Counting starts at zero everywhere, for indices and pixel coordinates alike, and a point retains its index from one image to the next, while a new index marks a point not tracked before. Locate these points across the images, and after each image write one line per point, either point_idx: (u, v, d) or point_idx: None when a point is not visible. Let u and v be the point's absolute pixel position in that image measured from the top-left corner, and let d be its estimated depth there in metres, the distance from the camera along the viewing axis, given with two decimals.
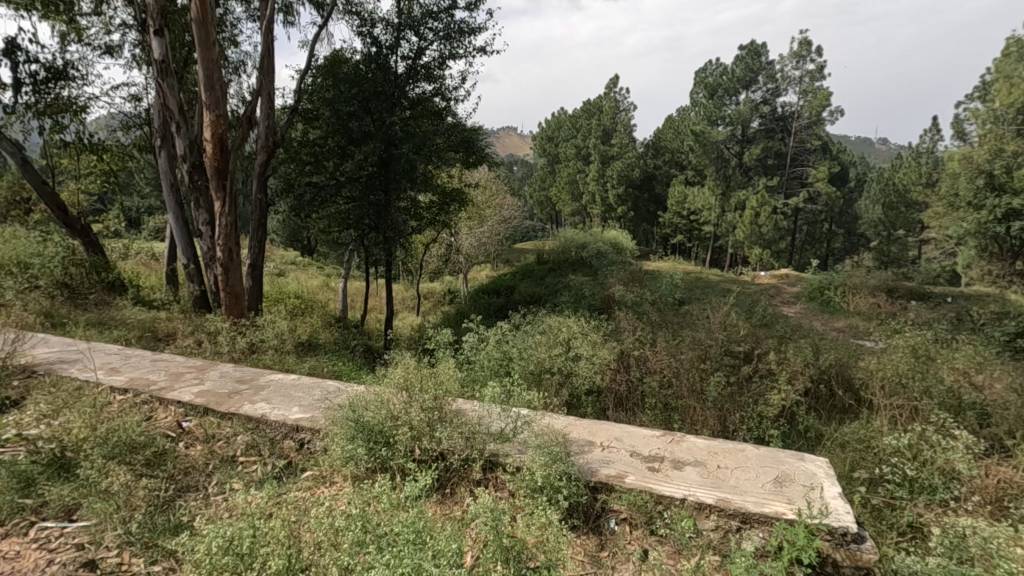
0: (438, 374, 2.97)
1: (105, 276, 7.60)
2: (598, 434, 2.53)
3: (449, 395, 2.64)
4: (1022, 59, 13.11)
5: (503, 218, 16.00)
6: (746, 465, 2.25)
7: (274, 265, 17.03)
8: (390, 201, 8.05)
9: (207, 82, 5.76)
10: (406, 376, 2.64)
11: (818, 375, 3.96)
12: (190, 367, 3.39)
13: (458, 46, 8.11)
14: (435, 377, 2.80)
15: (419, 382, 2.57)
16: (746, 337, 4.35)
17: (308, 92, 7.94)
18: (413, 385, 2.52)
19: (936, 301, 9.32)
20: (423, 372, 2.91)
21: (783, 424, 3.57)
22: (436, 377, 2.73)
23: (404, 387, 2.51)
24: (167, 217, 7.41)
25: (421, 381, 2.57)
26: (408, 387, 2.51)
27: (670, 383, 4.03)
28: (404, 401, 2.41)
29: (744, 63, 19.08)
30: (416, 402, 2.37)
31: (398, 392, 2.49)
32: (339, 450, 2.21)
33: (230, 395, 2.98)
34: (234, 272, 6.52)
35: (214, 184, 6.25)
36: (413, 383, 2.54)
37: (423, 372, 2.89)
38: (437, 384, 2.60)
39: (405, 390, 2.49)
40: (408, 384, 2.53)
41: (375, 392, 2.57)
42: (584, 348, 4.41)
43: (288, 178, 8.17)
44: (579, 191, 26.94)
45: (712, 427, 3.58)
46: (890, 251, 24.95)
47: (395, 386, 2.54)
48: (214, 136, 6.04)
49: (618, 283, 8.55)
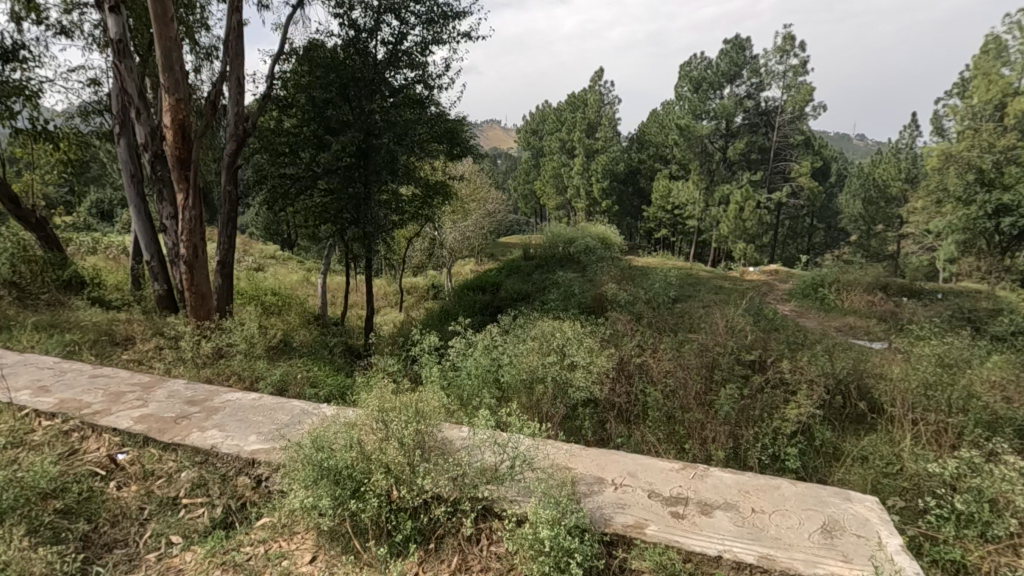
0: (421, 398, 2.60)
1: (61, 274, 7.06)
2: (607, 467, 2.16)
3: (435, 425, 2.27)
4: (1000, 56, 13.20)
5: (488, 211, 15.60)
6: (784, 508, 1.91)
7: (251, 260, 16.42)
8: (371, 195, 7.60)
9: (166, 63, 5.24)
10: (385, 400, 2.28)
11: (835, 386, 3.67)
12: (134, 385, 2.93)
13: (442, 32, 7.66)
14: (420, 402, 2.44)
15: (397, 407, 2.18)
16: (754, 344, 4.08)
17: (282, 79, 7.44)
18: (390, 410, 2.13)
19: (927, 298, 9.21)
20: (404, 394, 2.53)
21: (799, 442, 3.28)
22: (422, 403, 2.38)
23: (380, 411, 2.12)
24: (130, 211, 6.90)
25: (406, 405, 2.22)
26: (385, 410, 2.13)
27: (674, 394, 3.72)
28: (379, 434, 2.00)
29: (729, 58, 18.89)
30: (394, 436, 1.97)
31: (372, 418, 2.10)
32: (298, 498, 1.80)
33: (178, 419, 2.55)
34: (199, 271, 6.02)
35: (176, 175, 5.73)
36: (394, 408, 2.17)
37: (405, 395, 2.53)
38: (420, 410, 2.21)
39: (378, 414, 2.10)
40: (385, 408, 2.15)
41: (347, 420, 2.18)
42: (580, 356, 4.09)
43: (260, 169, 7.68)
44: (563, 186, 26.61)
45: (724, 445, 3.28)
46: (870, 245, 25.17)
47: (369, 410, 2.15)
48: (174, 122, 5.50)
49: (610, 280, 8.23)
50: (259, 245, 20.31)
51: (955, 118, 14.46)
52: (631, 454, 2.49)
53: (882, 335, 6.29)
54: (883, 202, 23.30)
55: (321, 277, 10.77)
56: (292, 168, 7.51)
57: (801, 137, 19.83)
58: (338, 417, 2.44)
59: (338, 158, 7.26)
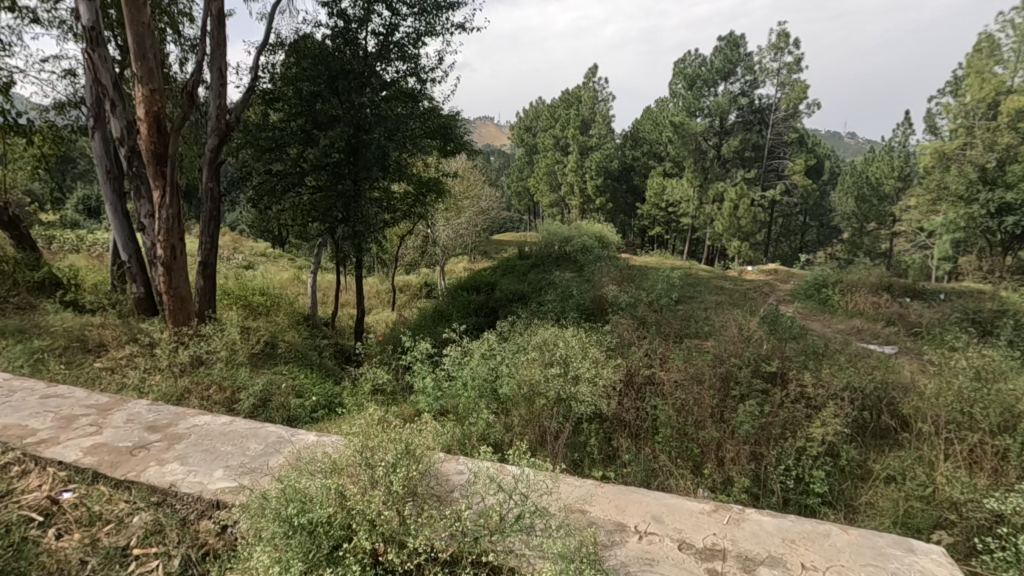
0: (410, 431, 2.34)
1: (33, 275, 6.67)
2: (628, 511, 1.92)
3: (430, 462, 2.01)
4: (993, 54, 13.09)
5: (481, 209, 15.29)
6: (842, 567, 1.67)
7: (242, 257, 16.06)
8: (361, 192, 7.23)
9: (138, 50, 4.89)
10: (377, 433, 2.03)
11: (860, 401, 3.45)
12: (90, 407, 2.62)
13: (435, 24, 7.34)
14: (412, 437, 2.18)
15: (385, 442, 1.91)
16: (772, 353, 3.86)
17: (267, 71, 7.08)
18: (376, 448, 1.84)
19: (932, 299, 9.00)
20: (399, 427, 2.26)
21: (827, 464, 3.04)
22: (415, 439, 2.13)
23: (368, 447, 1.86)
24: (107, 209, 6.57)
25: (401, 441, 1.97)
26: (375, 445, 1.87)
27: (687, 410, 3.48)
28: (364, 479, 1.71)
29: (723, 55, 18.61)
30: (380, 484, 1.68)
31: (357, 455, 1.82)
32: (260, 562, 1.48)
33: (135, 450, 2.24)
34: (178, 273, 5.67)
35: (151, 171, 5.38)
36: (385, 443, 1.91)
37: (401, 427, 2.26)
38: (413, 449, 1.94)
39: (362, 451, 1.82)
40: (371, 444, 1.87)
41: (332, 454, 1.91)
42: (584, 367, 3.83)
43: (244, 165, 7.33)
44: (557, 183, 26.28)
45: (745, 466, 3.06)
46: (863, 243, 25.06)
47: (355, 444, 1.89)
48: (149, 115, 5.14)
49: (610, 281, 7.93)
50: (250, 242, 19.90)
51: (948, 116, 14.26)
52: (650, 490, 2.23)
53: (894, 341, 6.04)
54: (877, 200, 23.15)
55: (310, 276, 10.41)
56: (278, 165, 7.17)
57: (795, 135, 19.61)
58: (319, 450, 2.16)
59: (327, 154, 6.94)
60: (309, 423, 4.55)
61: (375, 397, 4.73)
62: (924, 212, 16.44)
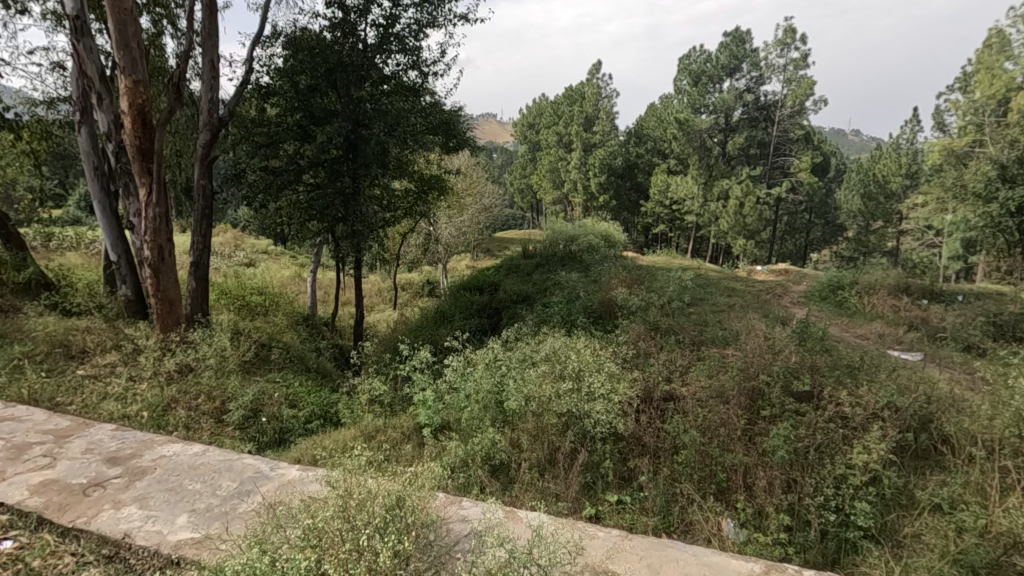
0: (408, 478, 2.09)
1: (18, 276, 6.36)
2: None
3: (432, 518, 1.77)
4: (1003, 50, 12.72)
5: (483, 206, 15.00)
6: None
7: (242, 255, 15.80)
8: (360, 190, 6.89)
9: (120, 39, 4.60)
10: (367, 483, 1.77)
11: (905, 424, 3.15)
12: (47, 433, 2.38)
13: (437, 15, 7.03)
14: (409, 488, 1.91)
15: (374, 498, 1.67)
16: (803, 368, 3.57)
17: (263, 64, 6.78)
18: (360, 510, 1.59)
19: (949, 301, 8.68)
20: (394, 479, 2.00)
21: (871, 495, 2.74)
22: (413, 490, 1.88)
23: (356, 506, 1.61)
24: (96, 208, 6.31)
25: (392, 494, 1.71)
26: (363, 503, 1.62)
27: (712, 432, 3.19)
28: (348, 547, 1.45)
29: (728, 51, 18.23)
30: (367, 555, 1.43)
31: (340, 515, 1.56)
32: None
33: (87, 490, 1.95)
34: (166, 276, 5.37)
35: (137, 168, 5.07)
36: (375, 500, 1.66)
37: (400, 479, 2.01)
38: (408, 507, 1.70)
39: (346, 511, 1.57)
40: (354, 505, 1.62)
41: (311, 507, 1.65)
42: (599, 383, 3.54)
43: (239, 162, 7.04)
44: (560, 180, 25.83)
45: (778, 497, 2.78)
46: (868, 242, 24.22)
47: (337, 500, 1.63)
48: (132, 108, 4.85)
49: (619, 283, 7.62)
50: (252, 238, 19.61)
51: (956, 113, 14.00)
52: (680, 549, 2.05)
53: (918, 348, 5.71)
54: (883, 198, 22.75)
55: (309, 275, 10.10)
56: (274, 161, 6.87)
57: (801, 131, 19.22)
58: (298, 495, 1.89)
59: (324, 150, 6.63)
60: (303, 436, 4.28)
61: (373, 410, 4.44)
62: (933, 210, 16.09)
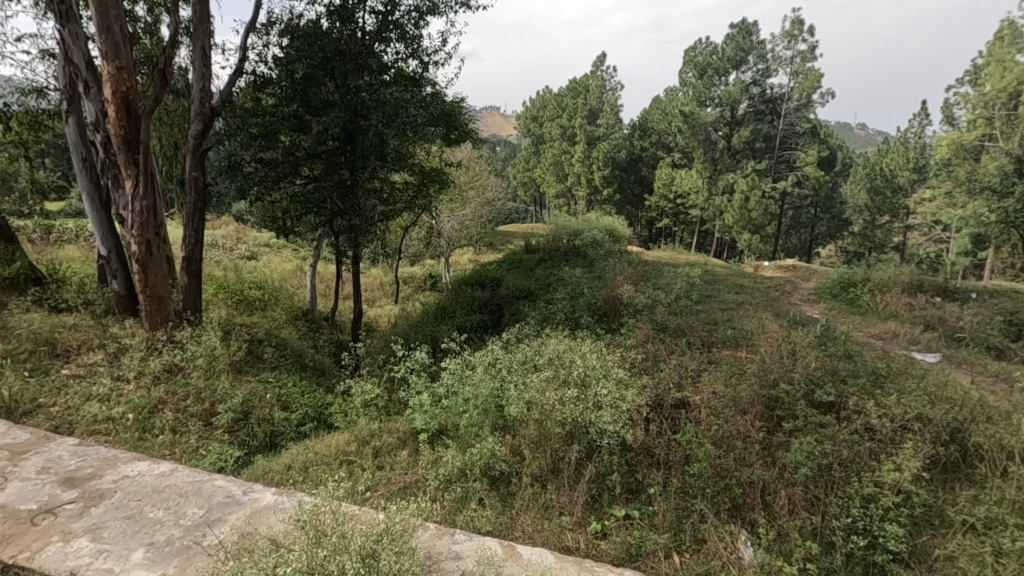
0: (399, 514, 2.01)
1: (7, 271, 6.14)
2: None
3: (414, 563, 1.70)
4: (1015, 42, 12.40)
5: (485, 200, 14.78)
6: None
7: (243, 248, 15.59)
8: (359, 182, 6.64)
9: (102, 22, 4.36)
10: (341, 523, 1.72)
11: (936, 436, 2.92)
12: (5, 451, 2.48)
13: (438, 2, 6.76)
14: (390, 525, 1.81)
15: (346, 548, 1.59)
16: (826, 377, 3.36)
17: (258, 53, 6.55)
18: (328, 564, 1.51)
19: (963, 299, 8.41)
20: (374, 518, 1.88)
21: (902, 517, 2.52)
22: (393, 529, 1.77)
23: (326, 556, 1.54)
24: (84, 201, 6.10)
25: (369, 539, 1.65)
26: (335, 553, 1.55)
27: (728, 445, 2.97)
28: None
29: (734, 43, 17.84)
30: None
31: (307, 569, 1.49)
32: None
33: (36, 519, 1.97)
34: (155, 271, 5.15)
35: (123, 159, 4.86)
36: (348, 548, 1.59)
37: (382, 518, 1.90)
38: (385, 550, 1.63)
39: (313, 564, 1.50)
40: (324, 551, 1.56)
41: (278, 555, 1.57)
42: (607, 390, 3.33)
43: (233, 154, 6.82)
44: (564, 173, 25.48)
45: (798, 514, 2.58)
46: (874, 237, 23.69)
47: (306, 548, 1.57)
48: (117, 95, 4.62)
49: (626, 279, 7.37)
50: (254, 231, 19.38)
51: (966, 107, 13.69)
52: None
53: (936, 350, 5.49)
54: (890, 191, 22.34)
55: (310, 270, 9.86)
56: (270, 152, 6.64)
57: (808, 125, 18.89)
58: (269, 537, 1.75)
59: (321, 141, 6.32)
60: (296, 440, 4.10)
61: (368, 413, 4.24)
62: (942, 203, 15.70)
